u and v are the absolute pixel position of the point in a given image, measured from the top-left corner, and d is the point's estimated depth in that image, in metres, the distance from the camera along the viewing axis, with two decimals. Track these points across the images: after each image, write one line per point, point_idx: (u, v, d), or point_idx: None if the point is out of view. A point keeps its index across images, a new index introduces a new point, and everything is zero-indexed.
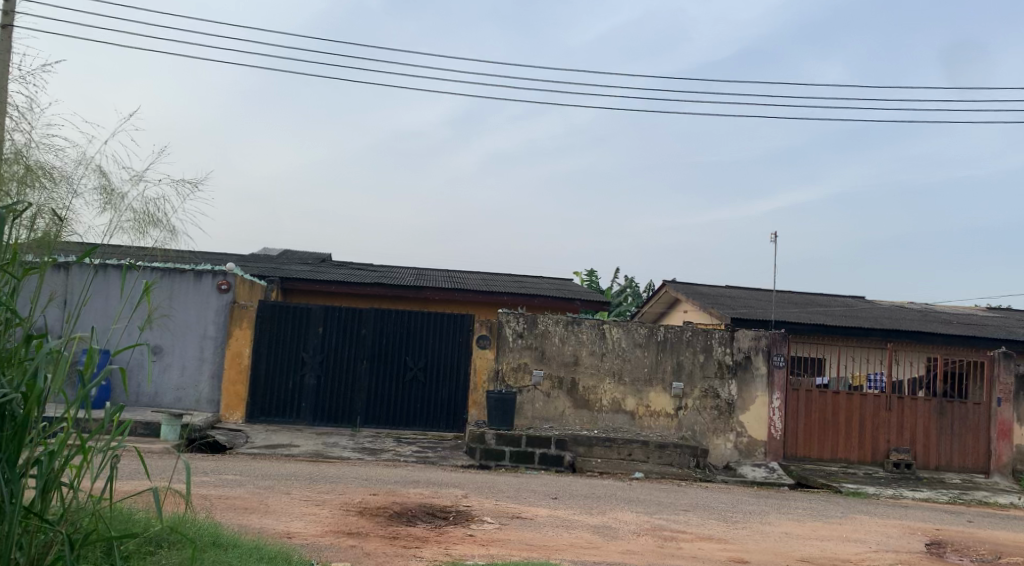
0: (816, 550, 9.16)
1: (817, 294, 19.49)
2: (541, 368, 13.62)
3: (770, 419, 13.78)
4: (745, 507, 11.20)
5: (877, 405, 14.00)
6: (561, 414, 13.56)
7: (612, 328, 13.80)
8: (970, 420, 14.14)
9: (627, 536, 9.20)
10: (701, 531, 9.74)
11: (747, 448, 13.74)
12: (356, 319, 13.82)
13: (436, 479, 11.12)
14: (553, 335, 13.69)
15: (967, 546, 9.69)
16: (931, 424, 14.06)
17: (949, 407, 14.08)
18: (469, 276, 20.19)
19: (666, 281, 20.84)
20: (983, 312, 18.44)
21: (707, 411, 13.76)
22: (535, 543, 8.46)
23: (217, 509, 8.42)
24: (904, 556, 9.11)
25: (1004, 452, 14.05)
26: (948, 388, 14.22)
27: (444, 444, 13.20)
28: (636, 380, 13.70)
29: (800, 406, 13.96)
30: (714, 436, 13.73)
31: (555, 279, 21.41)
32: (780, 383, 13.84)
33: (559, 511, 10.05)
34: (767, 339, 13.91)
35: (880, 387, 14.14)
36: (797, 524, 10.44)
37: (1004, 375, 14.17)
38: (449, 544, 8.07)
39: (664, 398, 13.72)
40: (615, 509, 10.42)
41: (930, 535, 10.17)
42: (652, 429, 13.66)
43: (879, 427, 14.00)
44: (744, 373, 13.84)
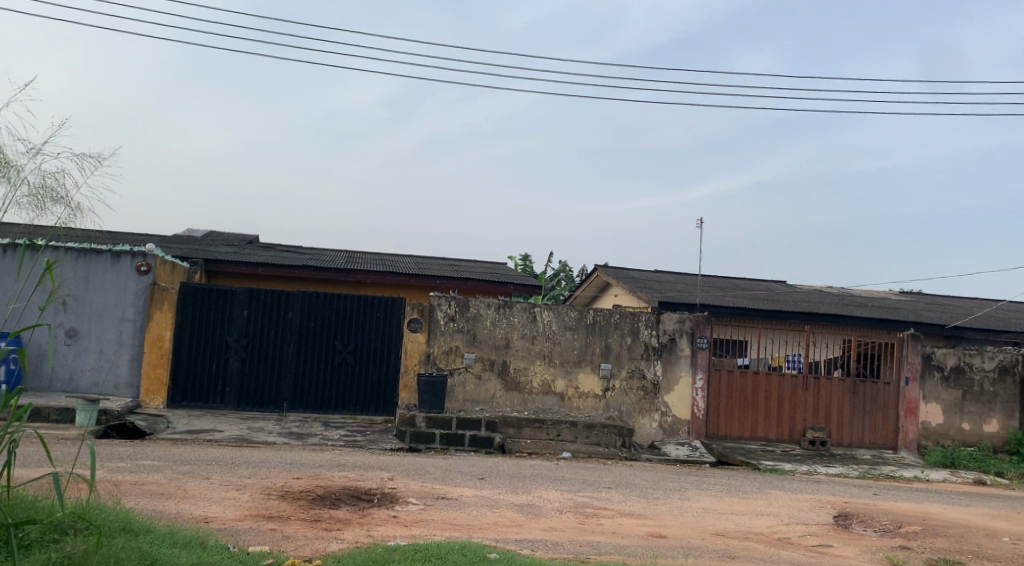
0: (731, 524, 9.49)
1: (744, 279, 19.92)
2: (472, 351, 13.73)
3: (693, 399, 14.15)
4: (667, 484, 11.51)
5: (795, 385, 14.49)
6: (491, 397, 13.70)
7: (542, 311, 13.95)
8: (881, 399, 14.65)
9: (550, 514, 9.40)
10: (622, 507, 9.99)
11: (671, 427, 14.06)
12: (283, 302, 13.72)
13: (362, 462, 11.17)
14: (484, 319, 13.80)
15: (872, 517, 10.07)
16: (845, 402, 14.58)
17: (861, 387, 14.62)
18: (401, 259, 20.19)
19: (597, 266, 21.10)
20: (893, 295, 19.19)
21: (634, 392, 14.01)
22: (458, 523, 8.58)
23: (131, 496, 8.33)
24: (813, 528, 9.46)
25: (910, 429, 14.57)
26: (860, 367, 14.72)
27: (373, 428, 13.24)
28: (566, 362, 13.88)
29: (721, 387, 14.36)
30: (639, 416, 14.00)
31: (488, 263, 21.53)
32: (702, 364, 14.21)
33: (485, 491, 10.20)
34: (691, 322, 14.22)
35: (797, 366, 14.61)
36: (715, 500, 10.77)
37: (912, 356, 14.64)
38: (371, 526, 8.15)
39: (592, 379, 13.92)
40: (539, 488, 10.60)
41: (838, 508, 10.58)
42: (581, 409, 13.87)
43: (796, 406, 14.51)
44: (669, 355, 14.14)
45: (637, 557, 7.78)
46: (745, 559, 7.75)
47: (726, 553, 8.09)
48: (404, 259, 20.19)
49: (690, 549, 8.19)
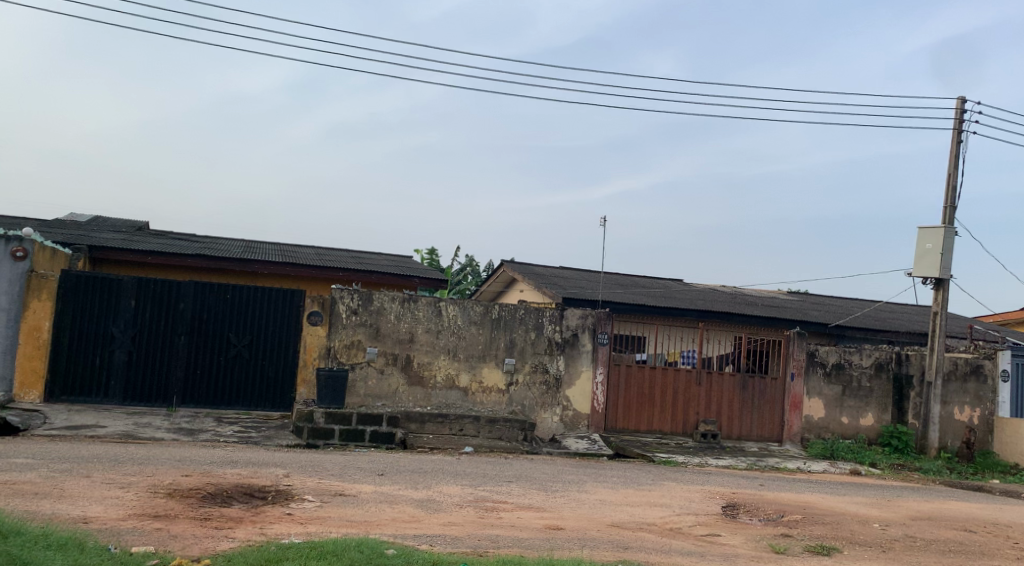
0: (625, 516, 9.73)
1: (643, 276, 20.34)
2: (374, 345, 13.64)
3: (594, 393, 14.43)
4: (565, 477, 11.71)
5: (689, 380, 14.96)
6: (394, 392, 13.66)
7: (448, 305, 13.94)
8: (768, 394, 15.22)
9: (449, 508, 9.46)
10: (521, 500, 10.12)
11: (571, 420, 14.31)
12: (174, 293, 13.38)
13: (256, 458, 11.01)
14: (388, 312, 13.72)
15: (757, 507, 10.47)
16: (735, 397, 15.10)
17: (750, 382, 15.17)
18: (302, 250, 19.90)
19: (503, 261, 21.21)
20: (781, 294, 19.94)
21: (536, 386, 14.17)
22: (355, 519, 8.55)
23: (5, 496, 8.02)
24: (703, 518, 9.78)
25: (794, 422, 15.21)
26: (750, 364, 15.25)
27: (269, 424, 13.05)
28: (471, 356, 13.95)
29: (621, 381, 14.69)
30: (541, 410, 14.18)
31: (392, 255, 21.42)
32: (604, 359, 14.49)
33: (384, 487, 10.20)
34: (593, 318, 14.50)
35: (692, 361, 15.06)
36: (611, 492, 11.01)
37: (797, 352, 15.22)
38: (264, 523, 8.05)
39: (496, 373, 14.05)
40: (439, 483, 10.64)
41: (726, 498, 10.97)
42: (484, 404, 13.98)
43: (690, 400, 14.95)
44: (571, 351, 14.36)
45: (532, 550, 7.90)
46: (637, 549, 7.95)
47: (620, 543, 8.28)
48: (304, 250, 19.92)
49: (585, 541, 8.35)
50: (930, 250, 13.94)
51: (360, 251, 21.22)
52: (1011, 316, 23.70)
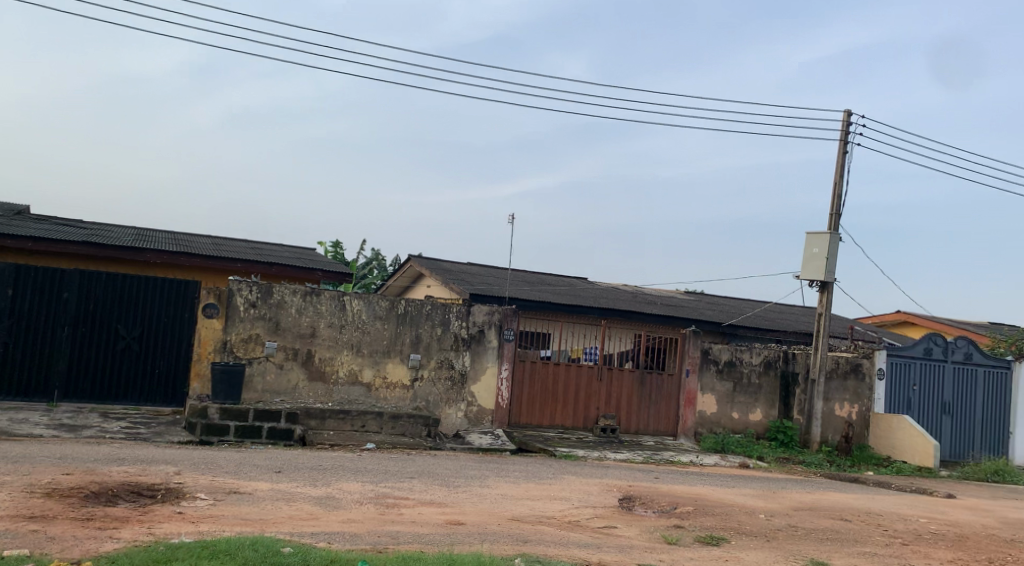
0: (525, 509, 9.87)
1: (548, 273, 20.57)
2: (274, 339, 13.43)
3: (498, 389, 14.53)
4: (467, 472, 11.80)
5: (590, 376, 15.24)
6: (293, 387, 13.49)
7: (353, 299, 13.84)
8: (664, 390, 15.67)
9: (349, 505, 9.42)
10: (422, 496, 10.15)
11: (475, 416, 14.39)
12: (58, 282, 12.94)
13: (144, 455, 10.74)
14: (289, 306, 13.52)
15: (652, 499, 10.76)
16: (634, 393, 15.49)
17: (648, 378, 15.57)
18: (198, 239, 19.40)
19: (410, 256, 21.12)
20: (677, 294, 20.45)
21: (441, 382, 14.23)
22: (250, 517, 8.45)
23: None
24: (601, 511, 10.00)
25: (689, 417, 15.63)
26: (649, 361, 15.65)
27: (159, 420, 12.74)
28: (375, 352, 13.89)
29: (525, 376, 14.86)
30: (445, 406, 14.24)
31: (294, 247, 21.10)
32: (509, 355, 14.60)
33: (281, 484, 10.09)
34: (499, 315, 14.57)
35: (594, 358, 15.34)
36: (511, 486, 11.15)
37: (693, 349, 15.65)
38: (151, 523, 7.88)
39: (401, 369, 14.02)
40: (339, 480, 10.59)
41: (623, 491, 11.25)
42: (388, 400, 13.95)
43: (592, 396, 15.26)
44: (477, 346, 14.44)
45: (431, 545, 7.94)
46: (535, 543, 8.09)
47: (518, 537, 8.41)
48: (199, 239, 19.42)
49: (485, 535, 8.44)
50: (817, 254, 14.54)
51: (259, 242, 20.83)
52: (891, 317, 24.90)
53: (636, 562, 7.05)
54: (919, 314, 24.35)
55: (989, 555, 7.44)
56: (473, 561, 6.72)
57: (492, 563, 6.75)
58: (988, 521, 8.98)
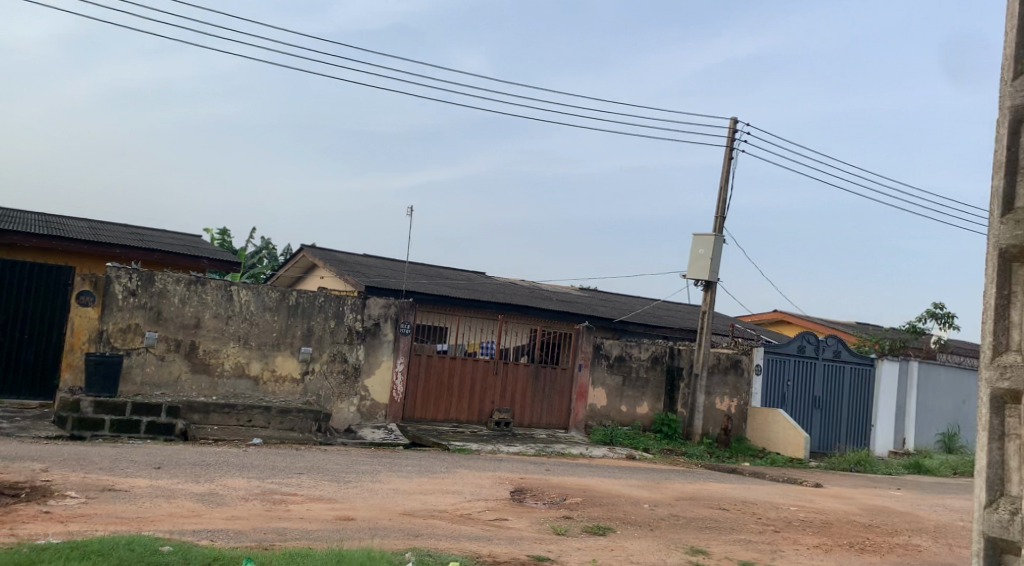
0: (417, 504, 9.94)
1: (445, 267, 20.67)
2: (155, 330, 13.09)
3: (393, 383, 14.53)
4: (359, 467, 11.79)
5: (486, 369, 15.42)
6: (175, 379, 13.18)
7: (240, 290, 13.58)
8: (559, 384, 15.96)
9: (233, 502, 9.32)
10: (311, 492, 10.11)
11: (368, 411, 14.33)
12: None
13: (8, 452, 10.33)
14: (172, 295, 13.21)
15: (543, 491, 10.99)
16: (529, 387, 15.72)
17: (543, 372, 15.83)
18: (73, 223, 18.66)
19: (303, 246, 20.83)
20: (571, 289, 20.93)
21: (333, 376, 14.12)
22: (125, 516, 8.27)
23: None
24: (492, 504, 10.16)
25: (580, 410, 16.03)
26: (544, 355, 15.90)
27: (23, 414, 12.27)
28: (263, 344, 13.70)
29: (420, 370, 14.88)
30: (338, 400, 14.14)
31: (178, 233, 20.55)
32: (404, 349, 14.63)
33: (159, 481, 9.89)
34: (395, 308, 14.60)
35: (490, 352, 15.53)
36: (403, 481, 11.21)
37: (585, 344, 16.06)
38: (16, 524, 7.62)
39: (291, 362, 13.85)
40: (222, 476, 10.44)
41: (514, 483, 11.45)
42: (277, 393, 13.75)
43: (487, 389, 15.43)
44: (372, 340, 14.40)
45: (320, 541, 7.92)
46: (426, 536, 8.17)
47: (409, 531, 8.49)
48: (74, 223, 18.68)
49: (375, 530, 8.48)
50: (702, 255, 15.08)
51: (141, 228, 20.20)
52: (768, 316, 25.98)
53: (524, 552, 7.21)
54: (793, 313, 25.48)
55: (852, 540, 7.93)
56: (362, 555, 6.60)
57: (382, 556, 6.70)
58: (850, 507, 9.56)
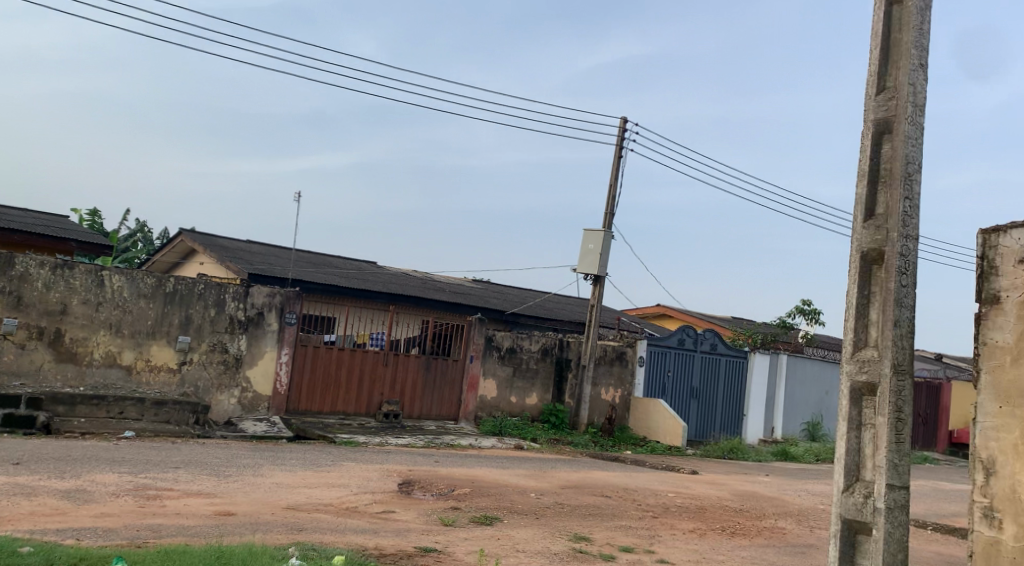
0: (301, 498, 9.89)
1: (334, 255, 20.46)
2: (15, 316, 12.36)
3: (277, 373, 14.32)
4: (240, 461, 11.62)
5: (376, 361, 15.37)
6: (37, 369, 12.47)
7: (112, 275, 13.09)
8: (449, 375, 16.08)
9: (103, 499, 9.06)
10: (188, 487, 9.93)
11: (249, 403, 14.09)
12: None
13: None
14: (35, 279, 12.51)
15: (430, 482, 11.09)
16: (418, 379, 15.79)
17: (434, 363, 15.93)
18: None
19: (180, 231, 20.24)
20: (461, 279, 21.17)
21: (213, 366, 13.76)
22: None
23: None
24: (379, 496, 10.19)
25: (470, 402, 16.18)
26: (435, 347, 15.97)
27: None
28: (137, 333, 13.22)
29: (307, 362, 14.71)
30: (217, 392, 13.80)
31: (45, 213, 19.69)
32: (289, 339, 14.43)
33: (22, 478, 9.51)
34: (281, 297, 14.39)
35: (380, 344, 15.43)
36: (287, 474, 11.12)
37: (477, 336, 16.20)
38: None
39: (166, 351, 13.42)
40: (92, 472, 10.12)
41: (402, 475, 11.51)
42: (152, 384, 13.29)
43: (376, 380, 15.41)
44: (255, 330, 14.13)
45: (199, 537, 7.79)
46: (310, 530, 8.14)
47: (293, 526, 8.45)
48: None
49: (257, 525, 8.39)
50: (591, 250, 15.47)
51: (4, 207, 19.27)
52: (650, 310, 26.76)
53: (410, 544, 7.28)
54: (674, 307, 26.33)
55: (724, 524, 8.35)
56: (243, 551, 6.41)
57: (263, 553, 6.45)
58: (724, 493, 10.05)
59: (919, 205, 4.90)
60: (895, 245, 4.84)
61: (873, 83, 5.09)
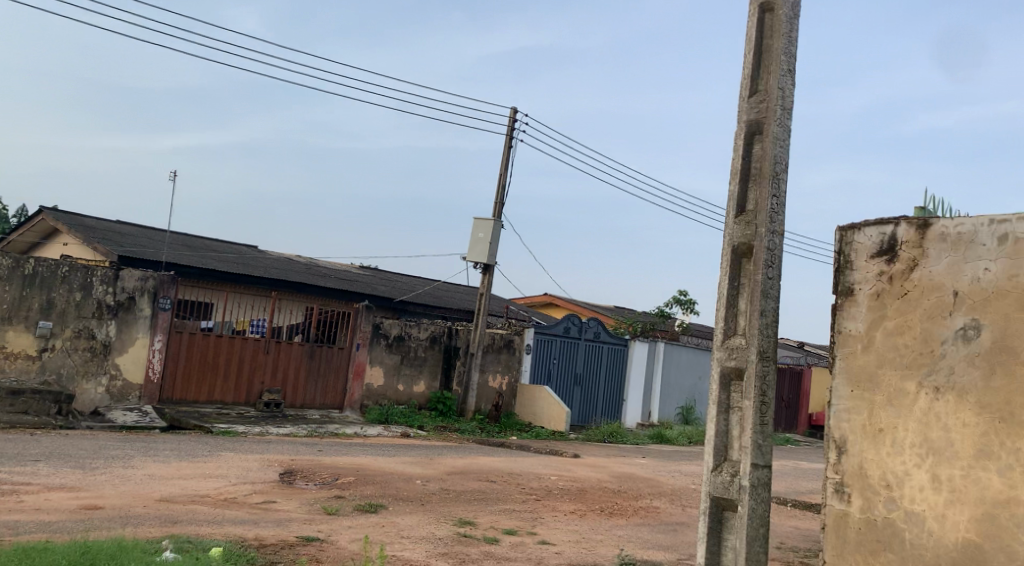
0: (175, 489, 9.67)
1: (212, 239, 19.96)
2: None
3: (148, 361, 13.80)
4: (108, 453, 11.26)
5: (256, 348, 15.09)
6: None
7: None
8: (334, 363, 15.98)
9: None
10: (50, 481, 9.56)
11: (119, 392, 13.52)
12: None
13: None
14: None
15: (313, 472, 11.03)
16: (302, 367, 15.62)
17: (318, 351, 15.78)
18: None
19: (42, 210, 19.34)
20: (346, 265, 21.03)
21: (78, 353, 13.18)
22: None
23: None
24: (259, 486, 10.07)
25: (355, 390, 16.11)
26: (319, 334, 15.80)
27: None
28: None
29: (181, 349, 14.25)
30: (83, 380, 13.21)
31: None
32: (163, 325, 13.89)
33: None
34: (154, 281, 13.83)
35: (260, 331, 15.17)
36: (161, 466, 10.86)
37: (364, 324, 16.13)
38: None
39: (25, 338, 12.76)
40: None
41: (284, 465, 11.40)
42: (8, 372, 12.60)
43: (256, 368, 15.14)
44: (126, 315, 13.58)
45: (62, 533, 7.44)
46: (185, 523, 7.92)
47: (167, 518, 8.18)
48: None
49: (127, 519, 8.13)
50: (481, 239, 15.62)
51: None
52: (537, 299, 27.18)
53: (292, 533, 7.24)
54: (559, 296, 26.80)
55: (602, 505, 8.67)
56: (112, 544, 5.93)
57: (139, 545, 6.13)
58: (603, 475, 10.41)
59: (785, 203, 5.23)
60: (762, 240, 5.15)
61: (747, 86, 5.39)
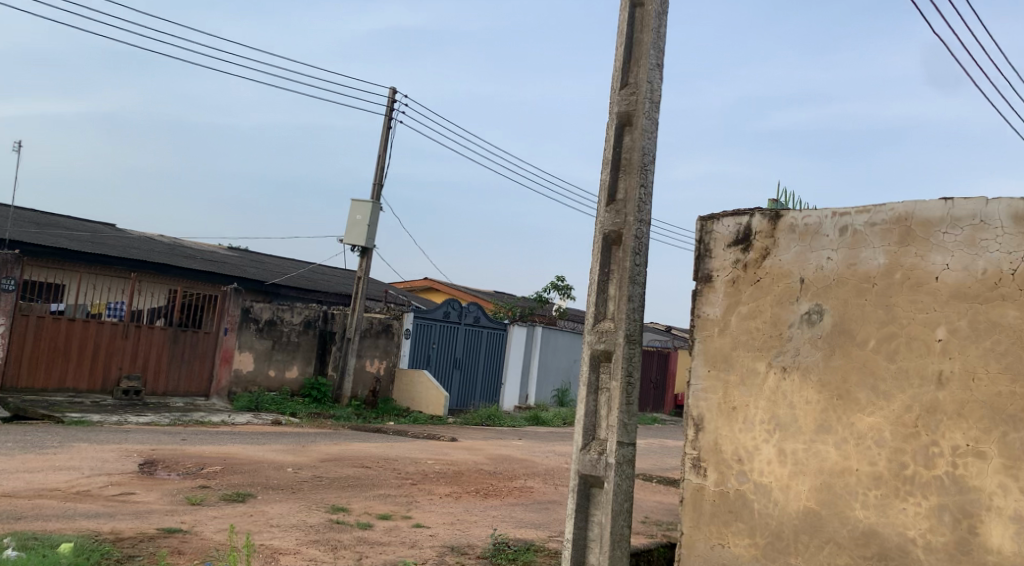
0: (22, 483, 9.10)
1: (64, 216, 18.91)
2: None
3: None
4: None
5: (113, 333, 14.45)
6: None
7: None
8: (199, 348, 15.49)
9: None
10: None
11: None
12: None
13: None
14: None
15: (176, 461, 10.61)
16: (163, 352, 15.08)
17: (182, 336, 15.26)
18: None
19: None
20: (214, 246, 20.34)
21: None
22: None
23: None
24: (116, 477, 9.60)
25: (223, 376, 15.64)
26: (183, 319, 15.29)
27: None
28: None
29: (29, 334, 13.44)
30: None
31: None
32: (8, 309, 13.05)
33: None
34: None
35: (118, 314, 14.58)
36: (6, 459, 10.23)
37: (233, 308, 15.68)
38: None
39: None
40: None
41: (143, 455, 10.93)
42: None
43: (113, 354, 14.49)
44: None
45: None
46: (32, 517, 7.35)
47: (9, 513, 7.45)
48: None
49: None
50: (359, 221, 15.40)
51: None
52: (417, 283, 27.05)
53: (152, 526, 6.94)
54: (439, 280, 26.76)
55: (478, 487, 8.72)
56: None
57: None
58: (479, 457, 10.47)
59: (652, 193, 5.34)
60: (630, 228, 5.25)
61: (617, 77, 5.47)
